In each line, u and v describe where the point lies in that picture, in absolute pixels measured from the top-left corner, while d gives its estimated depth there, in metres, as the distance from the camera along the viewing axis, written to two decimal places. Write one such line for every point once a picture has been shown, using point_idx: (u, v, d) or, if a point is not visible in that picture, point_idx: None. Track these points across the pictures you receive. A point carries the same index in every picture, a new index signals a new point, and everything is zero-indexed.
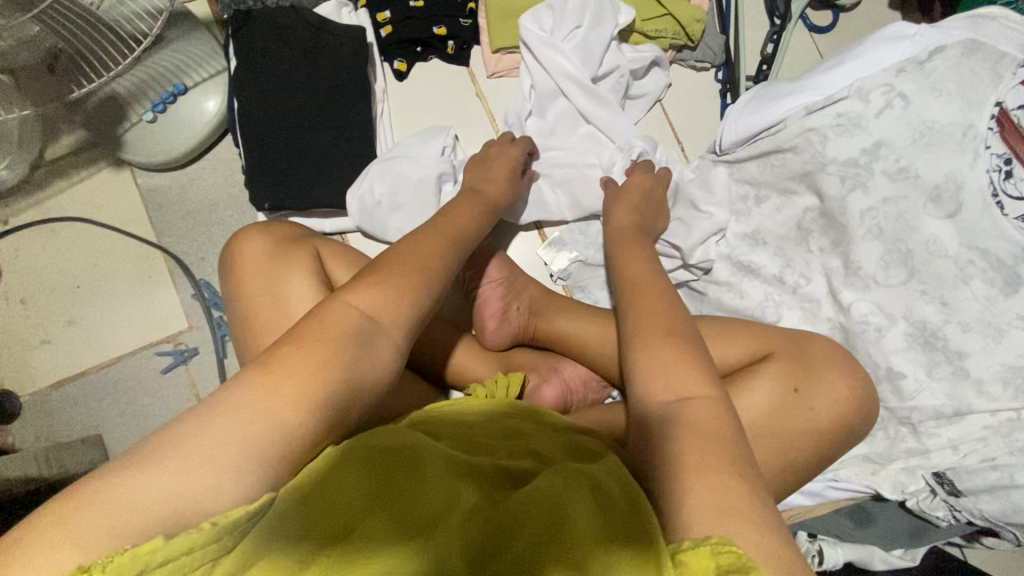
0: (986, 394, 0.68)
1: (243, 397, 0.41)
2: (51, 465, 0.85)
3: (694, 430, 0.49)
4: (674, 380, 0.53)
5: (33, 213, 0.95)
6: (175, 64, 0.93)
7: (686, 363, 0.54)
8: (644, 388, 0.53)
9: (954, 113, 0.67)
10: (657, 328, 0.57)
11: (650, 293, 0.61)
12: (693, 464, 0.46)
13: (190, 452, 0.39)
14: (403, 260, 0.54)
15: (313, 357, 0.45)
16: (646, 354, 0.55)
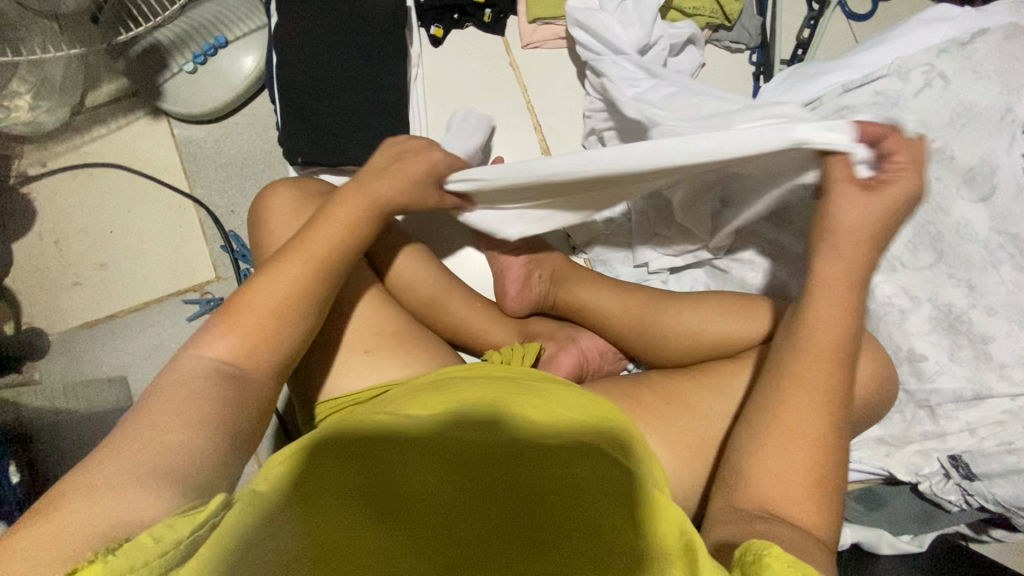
0: (1007, 379, 0.68)
1: (127, 441, 0.44)
2: (75, 399, 0.91)
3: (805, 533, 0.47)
4: (785, 482, 0.50)
5: (71, 157, 0.97)
6: (219, 19, 0.96)
7: (813, 482, 0.50)
8: (748, 474, 0.52)
9: (992, 96, 0.68)
10: (794, 443, 0.51)
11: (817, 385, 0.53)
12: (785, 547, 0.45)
13: (101, 489, 0.40)
14: (258, 298, 0.55)
15: (177, 400, 0.47)
16: (767, 463, 0.51)
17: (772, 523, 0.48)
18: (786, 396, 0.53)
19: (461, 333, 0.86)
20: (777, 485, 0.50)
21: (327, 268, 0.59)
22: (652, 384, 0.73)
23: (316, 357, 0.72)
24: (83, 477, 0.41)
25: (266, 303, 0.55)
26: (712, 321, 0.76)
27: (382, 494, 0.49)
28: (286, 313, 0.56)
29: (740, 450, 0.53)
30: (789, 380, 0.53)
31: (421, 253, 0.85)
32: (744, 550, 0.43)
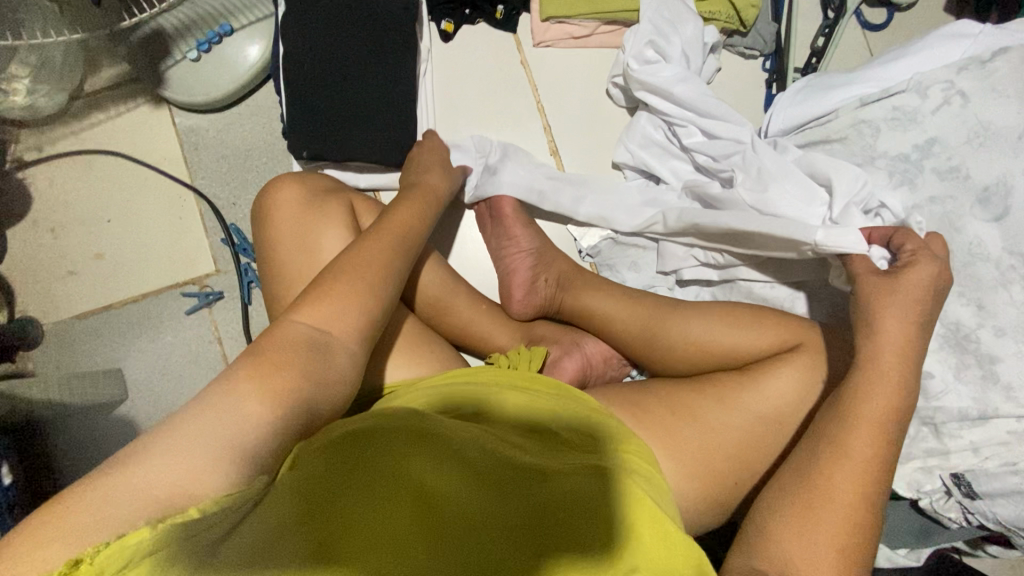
0: (1014, 400, 0.68)
1: (213, 401, 0.44)
2: (72, 392, 0.89)
3: None
4: (799, 547, 0.53)
5: (69, 143, 0.95)
6: (224, 6, 0.94)
7: (839, 550, 0.52)
8: (775, 534, 0.54)
9: (1010, 116, 0.68)
10: (832, 515, 0.54)
11: (871, 458, 0.56)
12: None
13: (171, 452, 0.41)
14: (345, 279, 0.55)
15: (274, 366, 0.47)
16: (792, 534, 0.53)
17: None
18: (828, 464, 0.56)
19: (466, 335, 0.85)
20: (797, 550, 0.52)
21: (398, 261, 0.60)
22: (659, 393, 0.72)
23: None
24: (155, 433, 0.42)
25: (349, 290, 0.54)
26: (720, 332, 0.75)
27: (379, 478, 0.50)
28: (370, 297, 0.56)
29: (772, 510, 0.56)
30: (844, 454, 0.56)
31: (427, 254, 0.83)
32: None
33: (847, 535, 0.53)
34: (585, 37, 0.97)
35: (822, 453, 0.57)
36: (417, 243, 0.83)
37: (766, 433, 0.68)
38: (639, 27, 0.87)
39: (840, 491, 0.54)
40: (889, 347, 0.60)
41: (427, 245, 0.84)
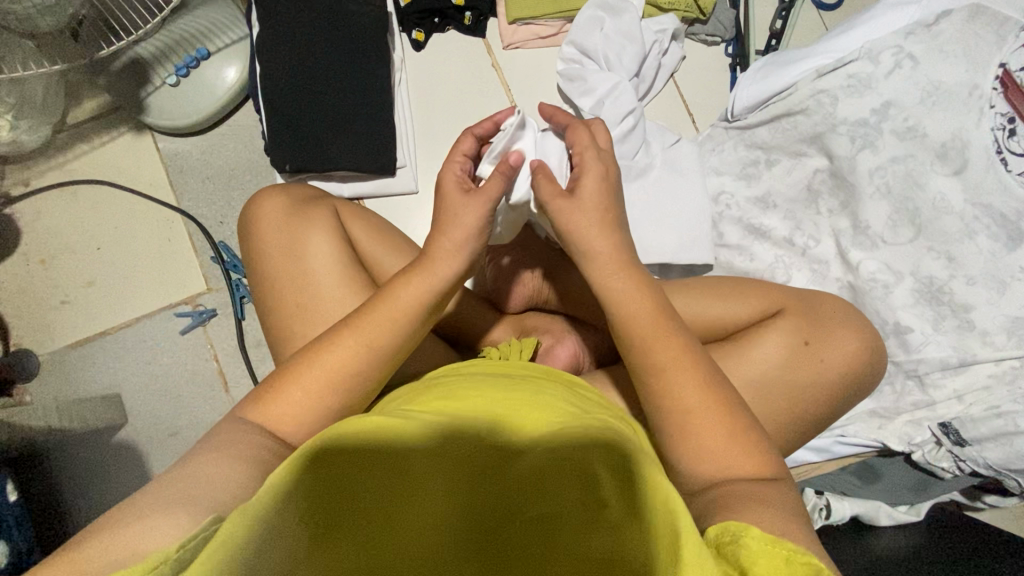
0: (991, 345, 0.71)
1: (171, 482, 0.46)
2: (68, 419, 0.90)
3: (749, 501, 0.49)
4: (709, 454, 0.53)
5: (54, 175, 0.97)
6: (199, 30, 0.96)
7: (742, 440, 0.53)
8: (681, 461, 0.54)
9: (959, 74, 0.71)
10: (707, 417, 0.54)
11: (679, 357, 0.56)
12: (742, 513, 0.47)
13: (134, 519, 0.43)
14: (342, 369, 0.55)
15: (226, 464, 0.48)
16: (695, 447, 0.53)
17: (725, 504, 0.49)
18: (667, 380, 0.55)
19: (459, 331, 0.87)
20: (709, 456, 0.53)
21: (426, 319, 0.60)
22: None
23: None
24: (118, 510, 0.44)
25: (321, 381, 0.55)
26: (710, 305, 0.75)
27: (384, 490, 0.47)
28: (351, 387, 0.56)
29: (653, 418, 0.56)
30: (660, 365, 0.56)
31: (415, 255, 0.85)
32: (723, 531, 0.44)
33: (732, 428, 0.54)
34: (553, 36, 1.01)
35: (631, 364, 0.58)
36: (405, 245, 0.84)
37: (759, 398, 0.68)
38: (591, 17, 0.91)
39: (687, 397, 0.54)
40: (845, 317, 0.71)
41: (413, 245, 0.86)
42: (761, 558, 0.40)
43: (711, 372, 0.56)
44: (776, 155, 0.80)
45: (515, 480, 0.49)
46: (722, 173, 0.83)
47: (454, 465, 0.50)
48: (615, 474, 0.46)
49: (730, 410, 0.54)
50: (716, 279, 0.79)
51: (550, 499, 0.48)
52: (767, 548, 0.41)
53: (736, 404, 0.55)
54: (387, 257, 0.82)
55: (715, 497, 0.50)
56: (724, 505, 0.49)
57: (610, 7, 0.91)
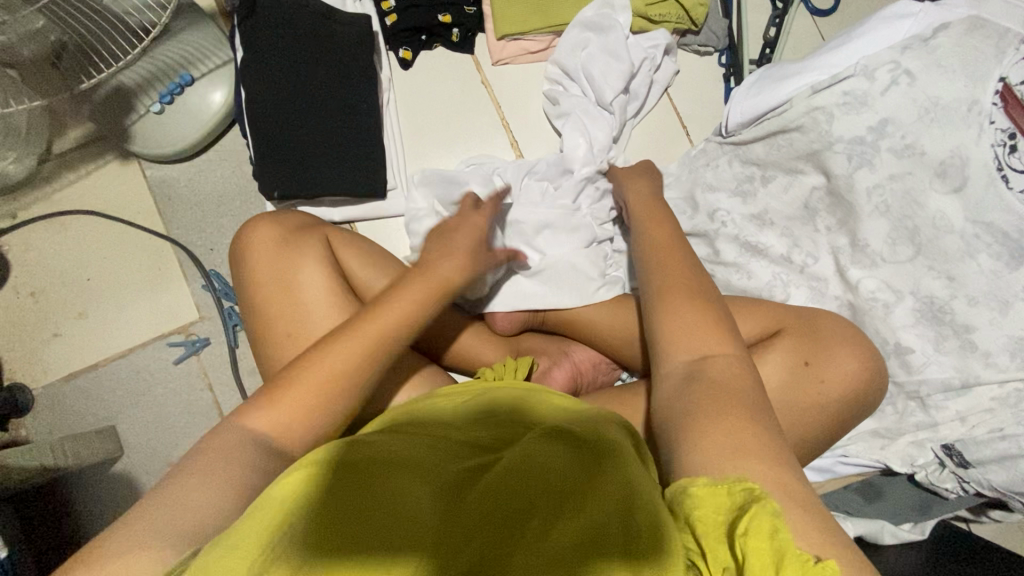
0: (994, 366, 0.70)
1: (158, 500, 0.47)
2: (65, 455, 0.84)
3: (717, 386, 0.50)
4: (696, 339, 0.55)
5: (40, 207, 0.95)
6: (183, 55, 0.94)
7: (715, 323, 0.56)
8: (663, 340, 0.56)
9: (958, 89, 0.69)
10: (690, 301, 0.57)
11: (685, 293, 0.58)
12: (715, 415, 0.48)
13: (128, 540, 0.45)
14: (332, 384, 0.54)
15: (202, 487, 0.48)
16: (675, 330, 0.56)
17: (693, 386, 0.51)
18: (665, 266, 0.62)
19: (454, 356, 0.85)
20: (690, 340, 0.55)
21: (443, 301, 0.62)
22: (648, 393, 0.73)
23: None
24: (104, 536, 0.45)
25: (318, 380, 0.54)
26: None
27: (384, 493, 0.46)
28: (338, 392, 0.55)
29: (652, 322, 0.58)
30: (666, 305, 0.58)
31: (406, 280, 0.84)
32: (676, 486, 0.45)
33: (706, 308, 0.57)
34: (541, 50, 0.99)
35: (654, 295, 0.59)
36: (397, 270, 0.83)
37: None
38: (577, 38, 0.93)
39: (680, 278, 0.60)
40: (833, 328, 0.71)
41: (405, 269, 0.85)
42: (704, 500, 0.42)
43: (703, 270, 0.61)
44: (771, 172, 0.79)
45: (507, 471, 0.48)
46: (717, 189, 0.82)
47: (451, 467, 0.49)
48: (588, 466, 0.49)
49: (710, 299, 0.58)
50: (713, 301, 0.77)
51: (543, 485, 0.47)
52: (713, 489, 0.43)
53: (714, 290, 0.59)
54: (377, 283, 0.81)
55: (686, 420, 0.49)
56: (692, 391, 0.50)
57: (595, 27, 0.92)
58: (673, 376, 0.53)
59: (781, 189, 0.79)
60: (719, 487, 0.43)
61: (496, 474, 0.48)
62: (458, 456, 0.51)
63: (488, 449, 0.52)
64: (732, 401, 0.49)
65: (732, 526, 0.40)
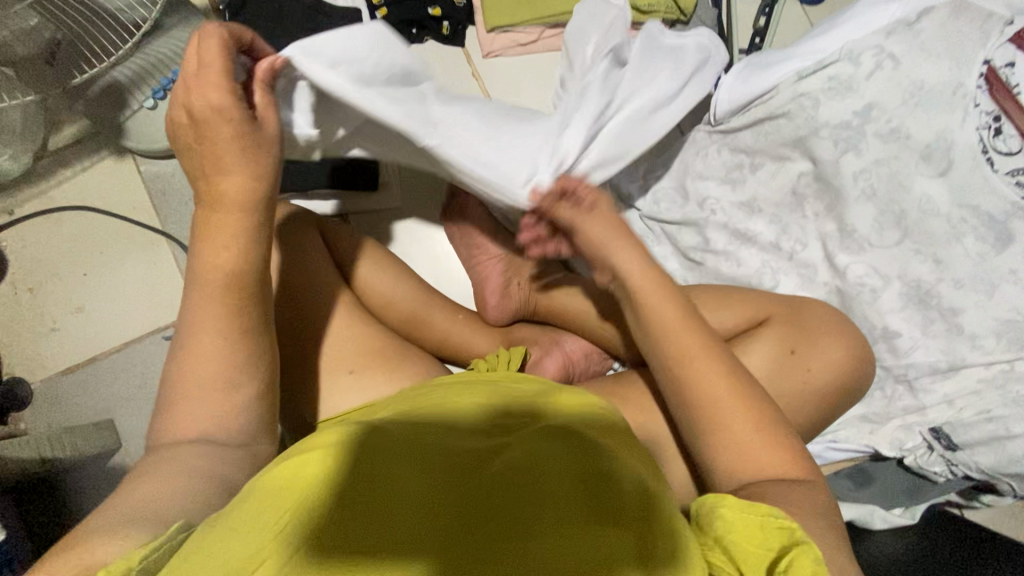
0: (981, 348, 0.71)
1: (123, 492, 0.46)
2: (65, 446, 0.85)
3: (743, 453, 0.53)
4: (721, 411, 0.54)
5: (38, 203, 0.97)
6: (175, 51, 0.95)
7: (730, 383, 0.55)
8: (683, 412, 0.56)
9: (942, 72, 0.70)
10: (703, 363, 0.56)
11: (676, 306, 0.59)
12: (748, 482, 0.51)
13: (98, 527, 0.42)
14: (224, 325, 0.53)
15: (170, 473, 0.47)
16: (692, 398, 0.55)
17: (722, 457, 0.53)
18: (657, 319, 0.59)
19: (445, 346, 0.85)
20: (713, 414, 0.54)
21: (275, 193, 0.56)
22: (638, 380, 0.73)
23: (296, 381, 0.71)
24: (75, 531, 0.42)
25: (209, 325, 0.53)
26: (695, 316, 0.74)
27: (391, 483, 0.46)
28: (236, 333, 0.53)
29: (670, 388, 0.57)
30: (663, 323, 0.59)
31: (397, 270, 0.84)
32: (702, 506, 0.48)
33: (720, 369, 0.55)
34: (531, 42, 1.00)
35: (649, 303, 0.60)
36: (390, 263, 0.83)
37: None
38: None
39: (683, 338, 0.57)
40: (818, 313, 0.72)
41: (397, 260, 0.86)
42: (737, 526, 0.45)
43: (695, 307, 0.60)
44: (759, 158, 0.79)
45: (519, 465, 0.48)
46: (706, 177, 0.82)
47: (460, 458, 0.49)
48: (601, 465, 0.49)
49: (717, 354, 0.56)
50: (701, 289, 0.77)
51: (556, 481, 0.47)
52: (745, 515, 0.45)
53: (714, 336, 0.58)
54: (371, 274, 0.82)
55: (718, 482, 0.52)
56: (721, 462, 0.53)
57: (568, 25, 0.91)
58: (702, 447, 0.55)
59: (769, 175, 0.79)
60: (749, 514, 0.45)
61: (515, 474, 0.47)
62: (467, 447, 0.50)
63: (497, 441, 0.51)
64: (761, 467, 0.52)
65: (772, 563, 0.43)
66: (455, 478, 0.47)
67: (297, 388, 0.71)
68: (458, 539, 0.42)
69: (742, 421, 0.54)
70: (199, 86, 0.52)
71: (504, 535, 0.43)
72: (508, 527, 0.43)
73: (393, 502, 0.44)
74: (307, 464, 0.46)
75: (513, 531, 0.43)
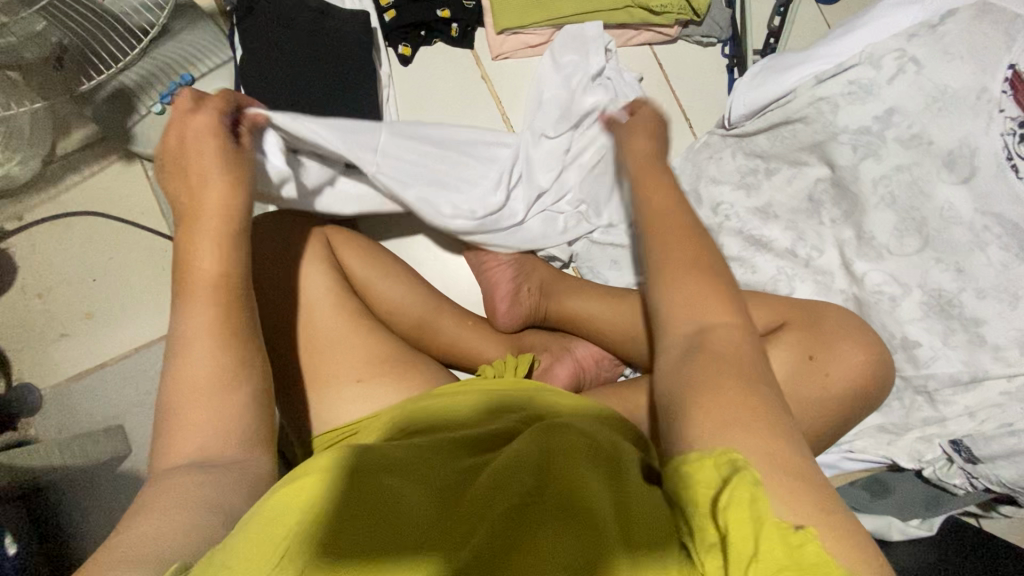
0: (1003, 360, 0.69)
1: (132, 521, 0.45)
2: (72, 455, 0.86)
3: (720, 362, 0.45)
4: (702, 313, 0.49)
5: (47, 209, 0.96)
6: (183, 55, 0.94)
7: (714, 288, 0.50)
8: (662, 318, 0.51)
9: (966, 77, 0.68)
10: (684, 267, 0.51)
11: (695, 270, 0.52)
12: (714, 398, 0.44)
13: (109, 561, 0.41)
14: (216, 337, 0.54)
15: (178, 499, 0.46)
16: (672, 302, 0.50)
17: (692, 363, 0.46)
18: (652, 239, 0.55)
19: (455, 353, 0.84)
20: (694, 316, 0.49)
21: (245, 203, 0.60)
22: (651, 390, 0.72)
23: (305, 389, 0.70)
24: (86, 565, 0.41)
25: (203, 340, 0.53)
26: None
27: (396, 493, 0.46)
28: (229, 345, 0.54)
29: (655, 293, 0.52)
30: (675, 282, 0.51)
31: (405, 276, 0.83)
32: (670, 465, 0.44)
33: (704, 274, 0.51)
34: (541, 44, 0.98)
35: (657, 265, 0.53)
36: (397, 268, 0.83)
37: None
38: (573, 31, 0.92)
39: (669, 242, 0.53)
40: (835, 320, 0.70)
41: (405, 266, 0.85)
42: (697, 478, 0.41)
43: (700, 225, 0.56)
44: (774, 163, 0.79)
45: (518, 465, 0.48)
46: (720, 182, 0.80)
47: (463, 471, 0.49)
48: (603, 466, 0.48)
49: (705, 261, 0.52)
50: None
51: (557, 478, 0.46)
52: (703, 463, 0.41)
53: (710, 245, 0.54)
54: (378, 280, 0.80)
55: (683, 400, 0.45)
56: (691, 368, 0.46)
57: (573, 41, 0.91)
58: (672, 352, 0.48)
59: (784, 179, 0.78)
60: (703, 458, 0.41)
61: (516, 473, 0.47)
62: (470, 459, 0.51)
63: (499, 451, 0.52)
64: (729, 380, 0.44)
65: (716, 495, 0.39)
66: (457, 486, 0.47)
67: (307, 397, 0.70)
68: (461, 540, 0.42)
69: (721, 328, 0.48)
70: (203, 144, 0.60)
71: (507, 533, 0.42)
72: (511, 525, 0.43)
73: (397, 510, 0.44)
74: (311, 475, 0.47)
75: (516, 529, 0.43)
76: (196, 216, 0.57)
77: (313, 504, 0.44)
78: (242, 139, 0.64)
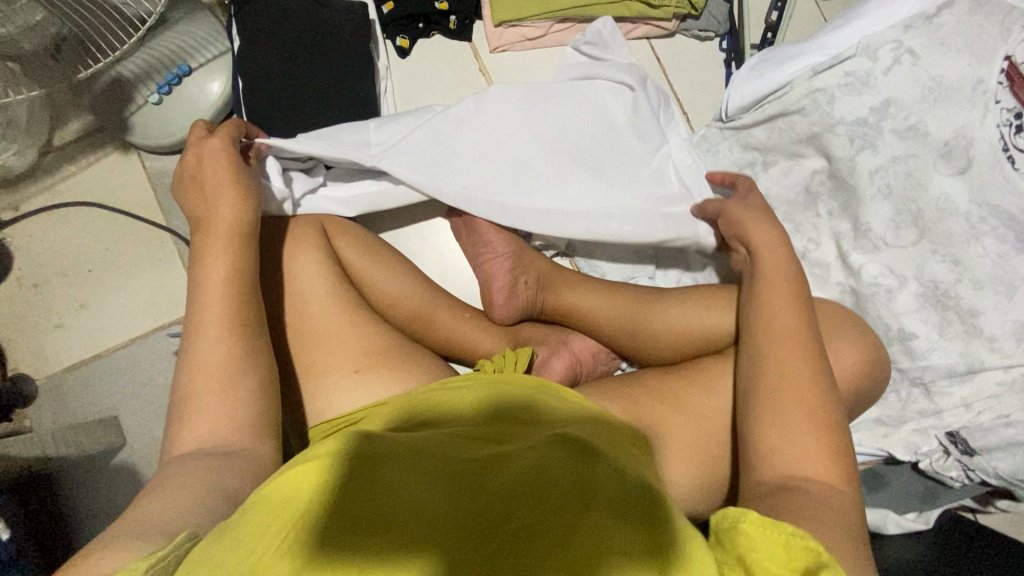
0: (999, 351, 0.69)
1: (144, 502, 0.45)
2: (71, 445, 0.90)
3: (817, 502, 0.48)
4: (793, 448, 0.52)
5: (44, 199, 0.96)
6: (180, 45, 0.94)
7: (813, 423, 0.53)
8: (762, 445, 0.53)
9: (962, 68, 0.68)
10: (798, 388, 0.55)
11: (794, 342, 0.57)
12: (811, 519, 0.46)
13: (118, 538, 0.41)
14: (224, 333, 0.54)
15: (188, 484, 0.46)
16: (778, 426, 0.53)
17: (787, 496, 0.49)
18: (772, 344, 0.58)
19: (451, 345, 0.84)
20: (794, 453, 0.52)
21: (251, 200, 0.62)
22: (648, 382, 0.70)
23: (299, 381, 0.70)
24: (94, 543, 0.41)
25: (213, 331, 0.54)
26: (701, 314, 0.75)
27: (397, 486, 0.46)
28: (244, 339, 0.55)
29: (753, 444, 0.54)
30: (770, 354, 0.58)
31: (401, 268, 0.82)
32: (723, 514, 0.44)
33: (816, 420, 0.53)
34: (539, 38, 0.98)
35: (766, 350, 0.58)
36: (393, 260, 0.82)
37: None
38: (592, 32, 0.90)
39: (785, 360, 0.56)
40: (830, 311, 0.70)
41: (400, 257, 0.84)
42: (760, 543, 0.41)
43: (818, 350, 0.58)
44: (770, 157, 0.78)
45: (522, 468, 0.48)
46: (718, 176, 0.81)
47: (465, 463, 0.49)
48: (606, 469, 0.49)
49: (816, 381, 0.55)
50: (710, 290, 0.77)
51: (560, 484, 0.46)
52: (767, 531, 0.41)
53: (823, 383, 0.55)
54: (376, 272, 0.80)
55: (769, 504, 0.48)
56: (783, 497, 0.48)
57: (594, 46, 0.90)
58: (764, 488, 0.51)
59: (786, 171, 0.78)
60: (775, 530, 0.41)
61: (522, 478, 0.47)
62: (471, 451, 0.50)
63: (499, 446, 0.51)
64: (820, 511, 0.47)
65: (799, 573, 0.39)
66: (457, 481, 0.47)
67: (301, 387, 0.70)
68: (462, 544, 0.42)
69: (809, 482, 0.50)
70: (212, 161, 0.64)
71: (509, 540, 0.42)
72: (513, 533, 0.43)
73: (397, 507, 0.44)
74: (309, 464, 0.47)
75: (518, 534, 0.43)
76: (207, 234, 0.59)
77: (310, 499, 0.44)
78: (248, 163, 0.71)
